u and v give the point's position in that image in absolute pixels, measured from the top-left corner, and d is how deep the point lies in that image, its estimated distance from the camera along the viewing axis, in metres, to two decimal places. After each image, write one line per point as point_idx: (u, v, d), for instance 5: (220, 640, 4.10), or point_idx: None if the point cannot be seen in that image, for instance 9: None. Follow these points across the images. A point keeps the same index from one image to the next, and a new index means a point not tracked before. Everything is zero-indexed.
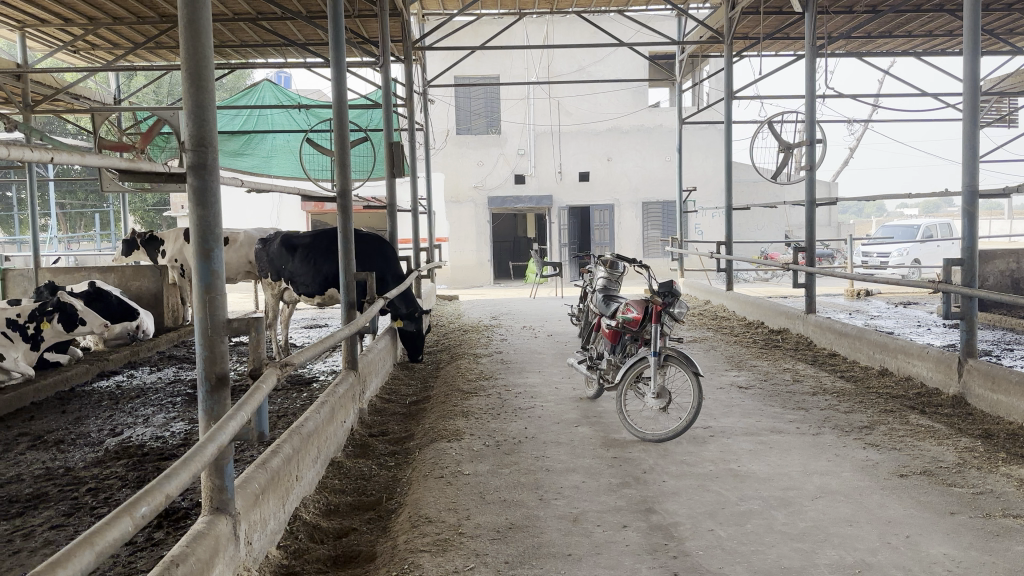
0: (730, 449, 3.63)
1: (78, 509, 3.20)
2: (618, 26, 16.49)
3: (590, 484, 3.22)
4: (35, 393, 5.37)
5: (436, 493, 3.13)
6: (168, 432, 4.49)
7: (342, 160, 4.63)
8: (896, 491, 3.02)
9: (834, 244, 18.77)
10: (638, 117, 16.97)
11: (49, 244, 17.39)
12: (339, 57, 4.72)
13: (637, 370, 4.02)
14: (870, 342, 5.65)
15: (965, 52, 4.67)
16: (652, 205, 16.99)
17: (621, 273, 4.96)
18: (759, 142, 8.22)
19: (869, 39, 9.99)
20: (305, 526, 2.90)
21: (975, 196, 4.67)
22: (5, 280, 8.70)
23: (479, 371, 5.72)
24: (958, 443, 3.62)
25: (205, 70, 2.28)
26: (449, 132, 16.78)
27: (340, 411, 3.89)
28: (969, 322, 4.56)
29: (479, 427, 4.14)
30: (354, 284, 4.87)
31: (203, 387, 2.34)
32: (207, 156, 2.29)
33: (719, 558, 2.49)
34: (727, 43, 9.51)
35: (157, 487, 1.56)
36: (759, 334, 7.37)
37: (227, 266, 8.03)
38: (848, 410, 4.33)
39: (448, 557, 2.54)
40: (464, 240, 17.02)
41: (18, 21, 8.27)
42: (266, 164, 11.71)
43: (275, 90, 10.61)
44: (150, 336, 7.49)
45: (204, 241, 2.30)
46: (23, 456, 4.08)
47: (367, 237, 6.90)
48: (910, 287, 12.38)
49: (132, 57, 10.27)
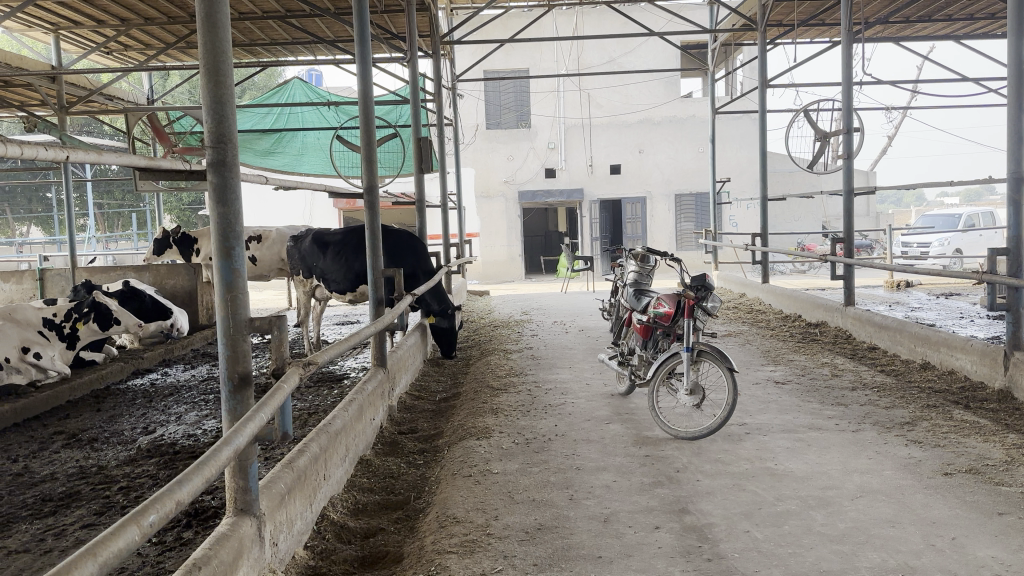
0: (767, 447, 3.53)
1: (109, 509, 3.21)
2: (649, 15, 16.31)
3: (621, 484, 3.13)
4: (71, 391, 5.45)
5: (464, 493, 3.07)
6: (200, 430, 4.51)
7: (370, 156, 4.59)
8: (941, 491, 2.89)
9: (873, 234, 18.37)
10: (670, 107, 16.76)
11: (89, 243, 17.74)
12: (364, 53, 4.67)
13: (670, 367, 3.91)
14: (912, 335, 5.48)
15: (1011, 32, 4.49)
16: (685, 197, 16.77)
17: (653, 266, 4.84)
18: (794, 131, 8.02)
19: (907, 23, 9.72)
20: (333, 525, 2.86)
21: (1022, 184, 4.48)
22: (44, 280, 8.84)
23: (509, 367, 5.67)
24: (1005, 440, 3.47)
25: (224, 66, 2.23)
26: (479, 126, 16.73)
27: (369, 409, 3.86)
28: (1016, 314, 4.39)
29: (509, 424, 4.09)
30: (381, 280, 4.84)
31: (226, 387, 2.32)
32: (227, 153, 2.26)
33: (755, 562, 2.40)
34: (761, 31, 9.31)
35: (167, 494, 1.52)
36: (796, 327, 7.22)
37: (259, 264, 8.08)
38: (888, 406, 4.19)
39: (477, 559, 2.49)
40: (495, 236, 16.97)
41: (53, 23, 8.40)
42: (297, 163, 11.77)
43: (307, 88, 10.70)
44: (184, 333, 7.58)
45: (226, 240, 2.26)
46: (57, 454, 4.12)
47: (396, 232, 6.88)
48: (953, 279, 12.00)
49: (165, 57, 10.39)
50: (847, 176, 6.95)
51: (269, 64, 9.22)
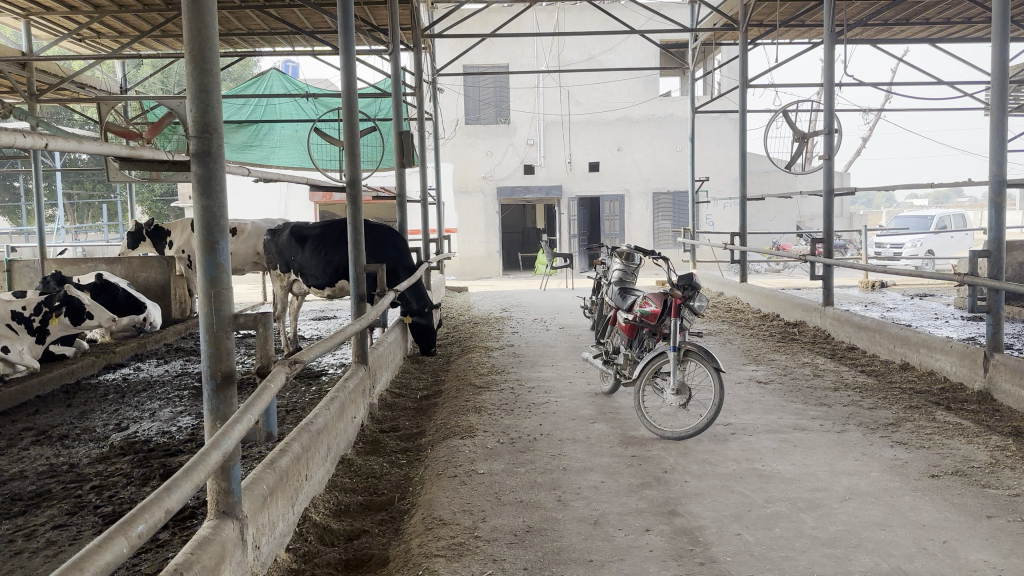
0: (753, 449, 3.51)
1: (81, 508, 3.10)
2: (630, 12, 16.34)
3: (610, 484, 3.11)
4: (40, 385, 5.30)
5: (451, 494, 3.02)
6: (175, 427, 4.40)
7: (352, 149, 4.47)
8: (929, 493, 2.90)
9: (846, 235, 18.61)
10: (649, 106, 16.79)
11: (58, 235, 17.39)
12: (349, 42, 4.56)
13: (656, 366, 3.89)
14: (891, 335, 5.50)
15: (994, 37, 4.51)
16: (663, 196, 16.81)
17: (638, 265, 4.78)
18: (773, 132, 8.01)
19: (885, 26, 9.76)
20: (315, 527, 2.79)
21: (1003, 187, 4.51)
22: (12, 271, 8.62)
23: (490, 365, 5.60)
24: (988, 442, 3.48)
25: (209, 51, 2.15)
26: (459, 122, 16.64)
27: (351, 407, 3.79)
28: (996, 316, 4.42)
29: (493, 423, 4.03)
30: (363, 276, 4.74)
31: (208, 385, 2.24)
32: (211, 143, 2.18)
33: (748, 566, 2.37)
34: (742, 31, 9.31)
35: (156, 503, 1.46)
36: (775, 326, 7.26)
37: (234, 257, 7.91)
38: (872, 407, 4.20)
39: (465, 562, 2.43)
40: (473, 231, 16.91)
41: (24, 9, 8.18)
42: (274, 155, 11.62)
43: (283, 79, 10.53)
44: (157, 328, 7.42)
45: (209, 233, 2.18)
46: (27, 452, 4.00)
47: (376, 227, 6.77)
48: (925, 279, 12.14)
49: (139, 46, 10.18)
50: (827, 176, 6.97)
51: (247, 54, 9.05)
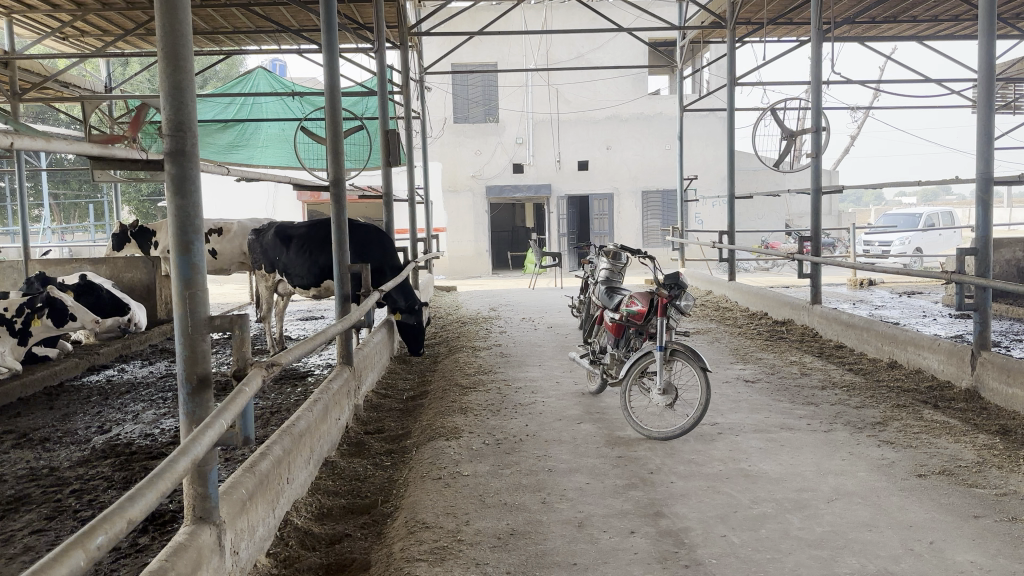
0: (740, 448, 3.49)
1: (60, 513, 3.05)
2: (618, 10, 16.36)
3: (595, 486, 3.08)
4: (22, 388, 5.23)
5: (434, 496, 2.99)
6: (158, 429, 4.34)
7: (335, 148, 4.42)
8: (916, 492, 2.88)
9: (835, 234, 18.65)
10: (638, 104, 16.78)
11: (43, 235, 17.23)
12: (331, 42, 4.52)
13: (643, 366, 3.85)
14: (879, 334, 5.50)
15: (980, 36, 4.50)
16: (652, 194, 16.79)
17: (624, 264, 4.76)
18: (761, 130, 8.02)
19: (873, 24, 9.78)
20: (296, 531, 2.75)
21: (990, 185, 4.51)
22: None
23: (478, 365, 5.58)
24: (975, 441, 3.48)
25: (182, 49, 2.11)
26: (447, 120, 16.61)
27: (335, 408, 3.75)
28: (983, 314, 4.41)
29: (479, 424, 4.01)
30: (348, 277, 4.69)
31: (183, 389, 2.19)
32: (185, 142, 2.13)
33: (733, 568, 2.35)
34: (730, 28, 9.29)
35: (117, 513, 1.41)
36: (764, 324, 7.24)
37: (220, 257, 7.85)
38: (859, 406, 4.19)
39: (447, 567, 2.40)
40: (462, 231, 16.87)
41: (6, 7, 8.11)
42: (262, 154, 11.56)
43: (270, 78, 10.48)
44: (142, 329, 7.35)
45: (184, 234, 2.13)
46: (7, 455, 3.94)
47: (363, 227, 6.71)
48: (913, 277, 12.15)
49: (124, 45, 10.10)
50: (815, 173, 6.95)
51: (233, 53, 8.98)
